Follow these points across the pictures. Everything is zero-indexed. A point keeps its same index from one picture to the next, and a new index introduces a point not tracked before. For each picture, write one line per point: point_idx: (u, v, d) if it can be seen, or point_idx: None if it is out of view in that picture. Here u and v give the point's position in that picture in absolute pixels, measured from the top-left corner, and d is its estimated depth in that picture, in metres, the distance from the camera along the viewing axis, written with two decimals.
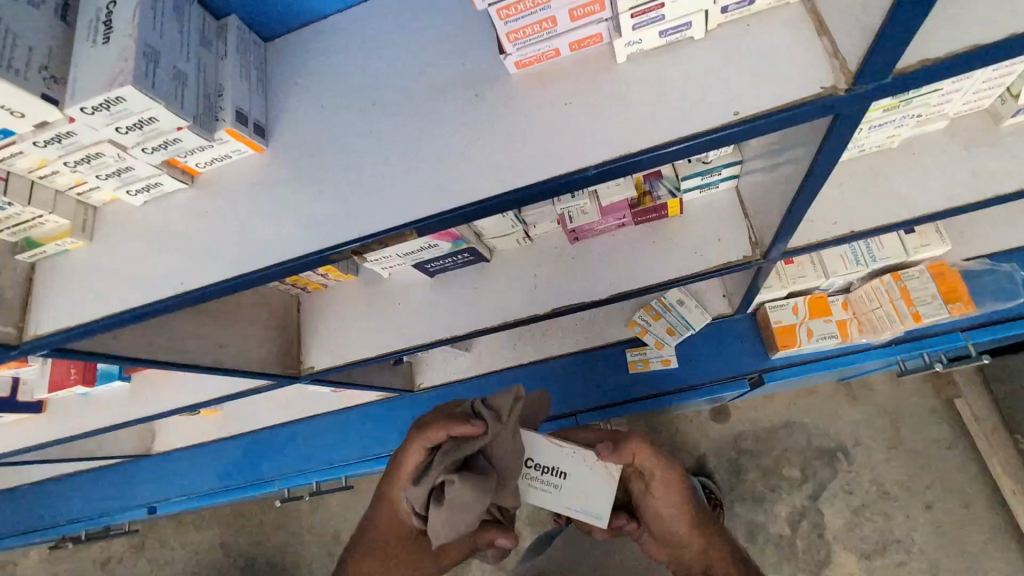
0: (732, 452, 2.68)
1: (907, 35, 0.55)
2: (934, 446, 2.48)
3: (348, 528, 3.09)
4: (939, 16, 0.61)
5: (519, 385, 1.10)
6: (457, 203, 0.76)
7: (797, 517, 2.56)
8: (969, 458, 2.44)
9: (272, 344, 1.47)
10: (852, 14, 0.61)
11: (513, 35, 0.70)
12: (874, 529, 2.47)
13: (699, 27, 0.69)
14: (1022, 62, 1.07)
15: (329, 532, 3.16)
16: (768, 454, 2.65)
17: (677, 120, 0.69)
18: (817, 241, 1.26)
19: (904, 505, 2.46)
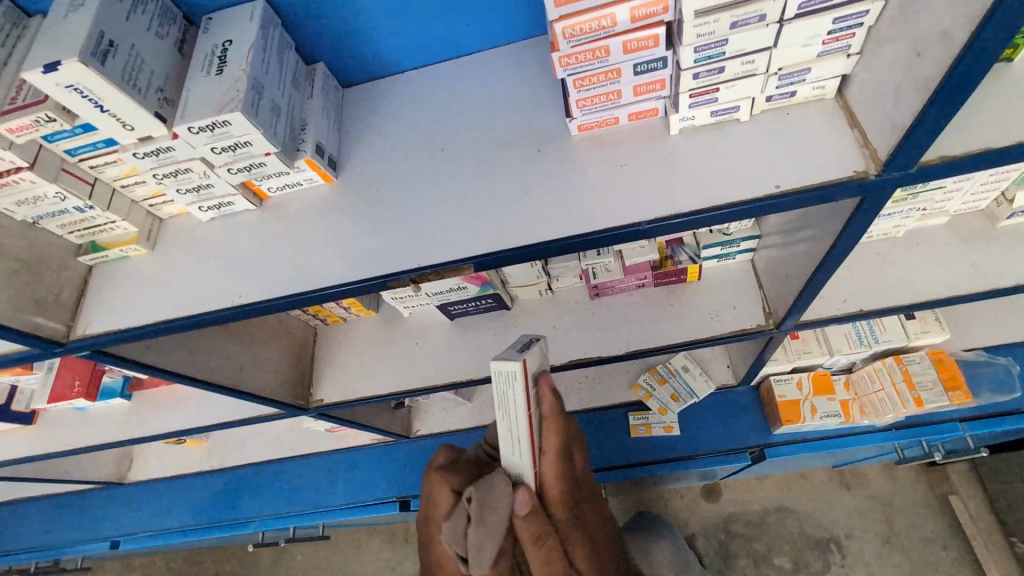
0: (722, 535, 2.62)
1: (933, 136, 0.63)
2: (929, 544, 2.44)
3: None
4: (958, 121, 0.71)
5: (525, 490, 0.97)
6: (515, 243, 0.81)
7: None
8: (964, 560, 2.40)
9: (286, 372, 1.47)
10: (881, 112, 0.70)
11: (582, 102, 0.79)
12: None
13: (746, 110, 0.78)
14: (1016, 170, 1.20)
15: None
16: (760, 539, 2.59)
17: (722, 189, 0.76)
18: (826, 318, 1.33)
19: None
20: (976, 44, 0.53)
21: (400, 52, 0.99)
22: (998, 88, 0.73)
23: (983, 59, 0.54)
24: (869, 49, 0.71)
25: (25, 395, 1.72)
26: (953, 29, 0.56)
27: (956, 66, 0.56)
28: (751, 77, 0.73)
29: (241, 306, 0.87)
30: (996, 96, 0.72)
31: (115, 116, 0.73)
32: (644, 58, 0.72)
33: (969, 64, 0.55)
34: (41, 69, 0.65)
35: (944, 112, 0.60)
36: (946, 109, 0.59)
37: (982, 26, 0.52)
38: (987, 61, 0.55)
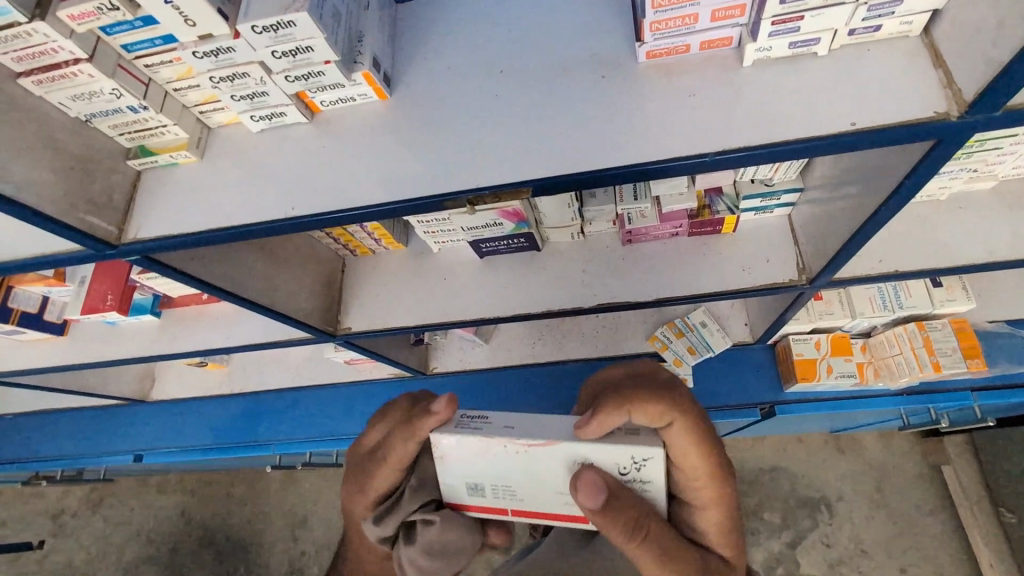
0: None
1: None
2: (917, 510, 2.53)
3: (318, 514, 3.08)
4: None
5: (585, 479, 0.79)
6: (578, 168, 0.80)
7: (774, 563, 2.56)
8: (949, 526, 2.49)
9: (316, 298, 1.49)
10: (970, 52, 0.68)
11: (655, 25, 0.76)
12: None
13: (826, 44, 0.75)
14: None
15: (297, 516, 3.14)
16: (753, 495, 2.68)
17: (791, 125, 0.75)
18: (859, 276, 1.32)
19: (882, 566, 2.47)
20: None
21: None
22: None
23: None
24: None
25: (57, 307, 1.70)
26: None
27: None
28: (840, 5, 0.70)
29: (294, 219, 0.87)
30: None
31: (177, 9, 0.70)
32: None
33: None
34: None
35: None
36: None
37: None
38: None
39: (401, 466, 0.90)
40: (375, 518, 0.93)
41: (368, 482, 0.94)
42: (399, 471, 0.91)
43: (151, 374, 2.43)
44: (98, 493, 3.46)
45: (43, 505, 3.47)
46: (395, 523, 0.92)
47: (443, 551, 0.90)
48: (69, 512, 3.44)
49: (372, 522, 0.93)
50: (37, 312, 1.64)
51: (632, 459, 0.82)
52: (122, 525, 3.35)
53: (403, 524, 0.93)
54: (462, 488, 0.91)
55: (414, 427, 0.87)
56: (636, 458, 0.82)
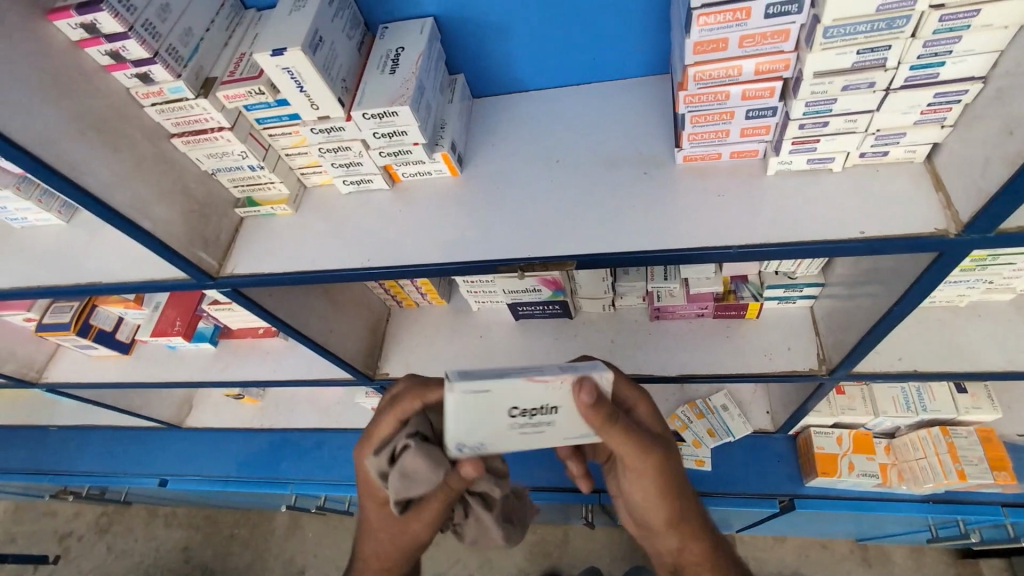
0: None
1: (1012, 206, 0.71)
2: None
3: (318, 566, 3.04)
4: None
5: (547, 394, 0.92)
6: (620, 249, 0.92)
7: None
8: None
9: (361, 342, 1.62)
10: (963, 181, 0.79)
11: (692, 136, 0.89)
12: None
13: (840, 162, 0.88)
14: None
15: (296, 566, 3.09)
16: None
17: (809, 229, 0.86)
18: (879, 372, 1.38)
19: None
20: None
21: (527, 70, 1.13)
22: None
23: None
24: (963, 122, 0.79)
25: (128, 327, 1.86)
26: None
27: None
28: (851, 134, 0.82)
29: (368, 269, 1.01)
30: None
31: (309, 96, 0.89)
32: (758, 105, 0.82)
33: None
34: (270, 52, 0.81)
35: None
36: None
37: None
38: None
39: (399, 415, 0.99)
40: (372, 457, 0.99)
41: (372, 431, 1.03)
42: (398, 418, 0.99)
43: (189, 402, 2.55)
44: (107, 518, 3.49)
45: (54, 525, 3.51)
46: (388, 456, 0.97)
47: (417, 477, 0.94)
48: (77, 535, 3.47)
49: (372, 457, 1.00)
50: (111, 330, 1.80)
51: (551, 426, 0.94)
52: (124, 554, 3.35)
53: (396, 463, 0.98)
54: (449, 402, 0.81)
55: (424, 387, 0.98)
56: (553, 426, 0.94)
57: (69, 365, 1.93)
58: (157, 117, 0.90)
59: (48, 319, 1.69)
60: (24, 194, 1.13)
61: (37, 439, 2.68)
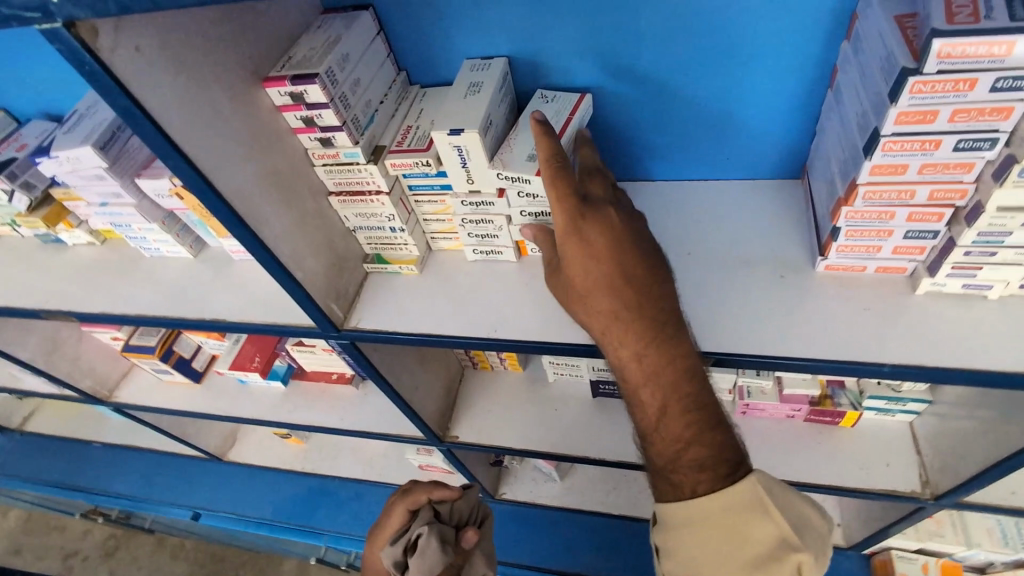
0: None
1: None
2: None
3: None
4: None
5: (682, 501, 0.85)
6: (757, 352, 0.91)
7: None
8: None
9: (439, 403, 1.61)
10: None
11: (841, 248, 0.90)
12: None
13: (998, 290, 0.86)
14: None
15: None
16: None
17: (967, 354, 0.84)
18: (989, 504, 1.30)
19: None
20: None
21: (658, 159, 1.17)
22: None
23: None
24: None
25: (203, 356, 1.89)
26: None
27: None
28: (1017, 266, 0.81)
29: (495, 340, 1.02)
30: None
31: (469, 172, 0.94)
32: (920, 227, 0.83)
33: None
34: (448, 131, 0.87)
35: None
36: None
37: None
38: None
39: (409, 505, 1.22)
40: (391, 547, 1.17)
41: (387, 526, 1.24)
42: (408, 509, 1.22)
43: (233, 435, 2.53)
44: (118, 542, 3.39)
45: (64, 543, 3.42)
46: (404, 544, 1.16)
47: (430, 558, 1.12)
48: (81, 556, 3.25)
49: (388, 547, 1.17)
50: (188, 357, 1.83)
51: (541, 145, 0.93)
52: None
53: (410, 550, 1.16)
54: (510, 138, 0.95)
55: (434, 483, 1.23)
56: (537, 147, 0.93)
57: (138, 387, 1.95)
58: (323, 176, 0.97)
59: (135, 341, 1.73)
60: (167, 228, 1.19)
61: (80, 453, 2.70)
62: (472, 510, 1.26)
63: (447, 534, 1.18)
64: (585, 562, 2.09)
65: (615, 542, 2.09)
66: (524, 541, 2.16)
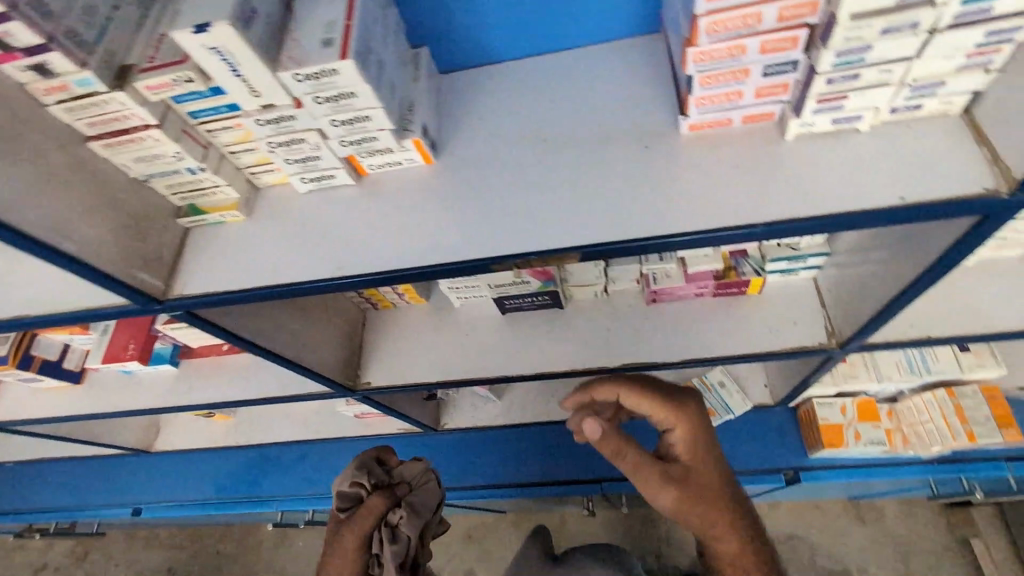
0: None
1: None
2: None
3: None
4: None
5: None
6: (622, 237, 0.80)
7: None
8: None
9: (339, 353, 1.50)
10: (1012, 133, 0.70)
11: (700, 100, 0.78)
12: None
13: (868, 120, 0.77)
14: None
15: None
16: None
17: (842, 198, 0.75)
18: (891, 342, 1.31)
19: None
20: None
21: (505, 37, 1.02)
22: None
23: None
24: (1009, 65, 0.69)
25: (76, 354, 1.68)
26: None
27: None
28: (883, 87, 0.71)
29: (340, 279, 0.87)
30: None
31: (246, 81, 0.75)
32: (777, 58, 0.72)
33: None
34: (191, 29, 0.67)
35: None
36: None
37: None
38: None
39: None
40: None
41: None
42: None
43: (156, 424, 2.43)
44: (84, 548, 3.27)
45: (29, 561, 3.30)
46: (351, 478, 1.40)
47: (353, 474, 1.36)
48: (49, 568, 3.13)
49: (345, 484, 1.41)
50: (56, 360, 1.62)
51: (328, 28, 0.74)
52: None
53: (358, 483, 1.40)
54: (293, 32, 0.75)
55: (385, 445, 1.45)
56: (328, 30, 0.74)
57: (15, 401, 1.76)
58: (66, 117, 0.76)
59: None
60: None
61: (7, 474, 2.58)
62: (417, 473, 1.38)
63: (381, 473, 1.38)
64: (539, 471, 2.12)
65: (562, 450, 2.12)
66: (467, 467, 2.19)
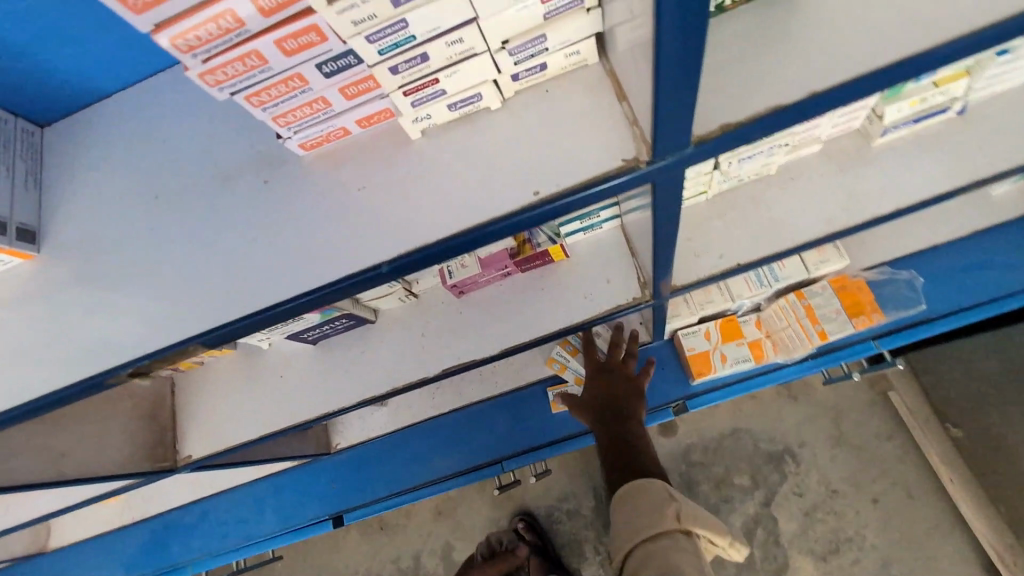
0: (682, 466, 2.56)
1: (688, 95, 0.51)
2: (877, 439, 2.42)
3: None
4: (722, 83, 0.65)
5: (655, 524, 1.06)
6: (237, 313, 0.68)
7: (752, 526, 2.45)
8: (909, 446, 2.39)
9: (138, 440, 1.31)
10: (636, 89, 0.59)
11: (281, 118, 0.64)
12: (828, 529, 2.38)
13: (493, 97, 0.67)
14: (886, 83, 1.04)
15: None
16: (719, 464, 2.54)
17: (482, 206, 0.64)
18: (706, 279, 1.23)
19: (854, 502, 2.39)
20: (668, 7, 0.43)
21: (108, 65, 0.83)
22: (784, 50, 0.64)
23: (688, 17, 0.44)
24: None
25: None
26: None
27: (657, 22, 0.45)
28: (471, 59, 0.62)
29: None
30: (781, 63, 0.65)
31: None
32: (322, 56, 0.57)
33: (678, 27, 0.45)
34: None
35: (691, 78, 0.50)
36: (685, 65, 0.48)
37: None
38: (700, 22, 0.45)
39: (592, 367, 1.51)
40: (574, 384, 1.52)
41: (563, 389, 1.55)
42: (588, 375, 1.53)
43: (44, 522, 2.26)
44: None
45: None
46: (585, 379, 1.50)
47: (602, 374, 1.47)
48: None
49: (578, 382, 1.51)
50: None
51: None
52: None
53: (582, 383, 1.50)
54: None
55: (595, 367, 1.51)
56: None
57: None
58: None
59: None
60: None
61: None
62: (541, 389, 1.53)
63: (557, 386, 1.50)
64: (445, 465, 2.04)
65: (459, 440, 2.04)
66: (367, 486, 2.08)
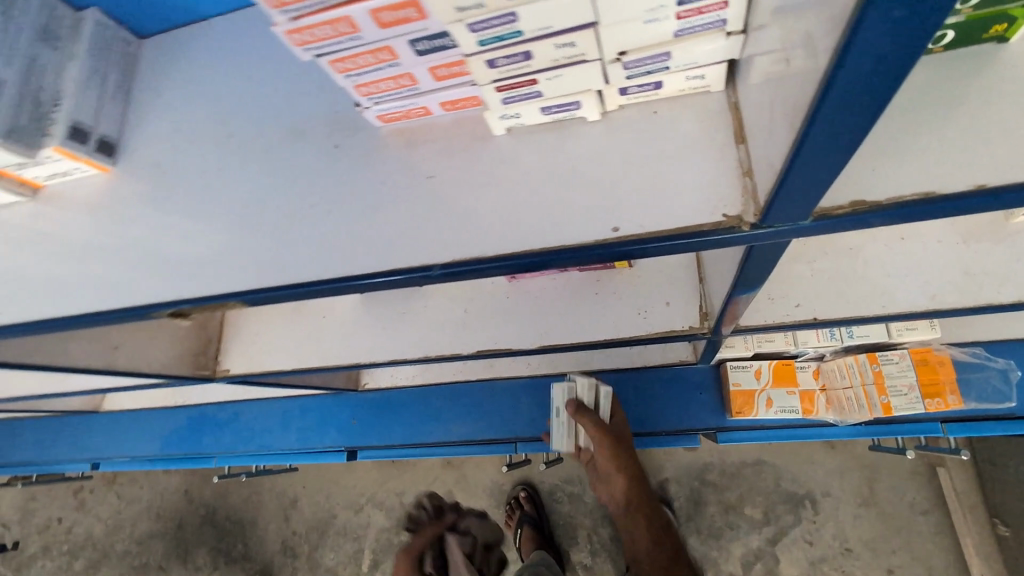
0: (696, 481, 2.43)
1: (825, 174, 0.44)
2: (909, 509, 2.23)
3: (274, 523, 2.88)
4: (876, 137, 0.53)
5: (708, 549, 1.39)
6: (275, 281, 0.67)
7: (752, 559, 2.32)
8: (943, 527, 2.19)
9: (183, 345, 1.38)
10: (761, 141, 0.52)
11: (363, 87, 0.62)
12: None
13: (591, 107, 0.63)
14: None
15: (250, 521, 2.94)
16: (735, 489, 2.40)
17: (561, 228, 0.61)
18: (772, 325, 1.16)
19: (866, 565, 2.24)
20: (842, 83, 0.35)
21: None
22: (961, 114, 0.53)
23: (863, 96, 0.36)
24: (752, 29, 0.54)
25: None
26: (817, 36, 0.37)
27: (823, 94, 0.36)
28: (579, 67, 0.57)
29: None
30: (956, 124, 0.53)
31: None
32: (417, 34, 0.54)
33: (847, 109, 0.37)
34: None
35: (838, 158, 0.42)
36: (837, 143, 0.41)
37: (848, 44, 0.32)
38: (878, 102, 0.37)
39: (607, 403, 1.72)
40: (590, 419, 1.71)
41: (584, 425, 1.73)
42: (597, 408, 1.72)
43: None
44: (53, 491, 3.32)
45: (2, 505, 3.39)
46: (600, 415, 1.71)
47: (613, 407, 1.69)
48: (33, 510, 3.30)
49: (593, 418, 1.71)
50: None
51: None
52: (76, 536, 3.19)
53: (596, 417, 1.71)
54: None
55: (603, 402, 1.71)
56: None
57: None
58: None
59: None
60: None
61: None
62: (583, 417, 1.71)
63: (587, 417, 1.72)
64: (459, 432, 2.03)
65: (475, 413, 2.02)
66: (383, 428, 2.12)
